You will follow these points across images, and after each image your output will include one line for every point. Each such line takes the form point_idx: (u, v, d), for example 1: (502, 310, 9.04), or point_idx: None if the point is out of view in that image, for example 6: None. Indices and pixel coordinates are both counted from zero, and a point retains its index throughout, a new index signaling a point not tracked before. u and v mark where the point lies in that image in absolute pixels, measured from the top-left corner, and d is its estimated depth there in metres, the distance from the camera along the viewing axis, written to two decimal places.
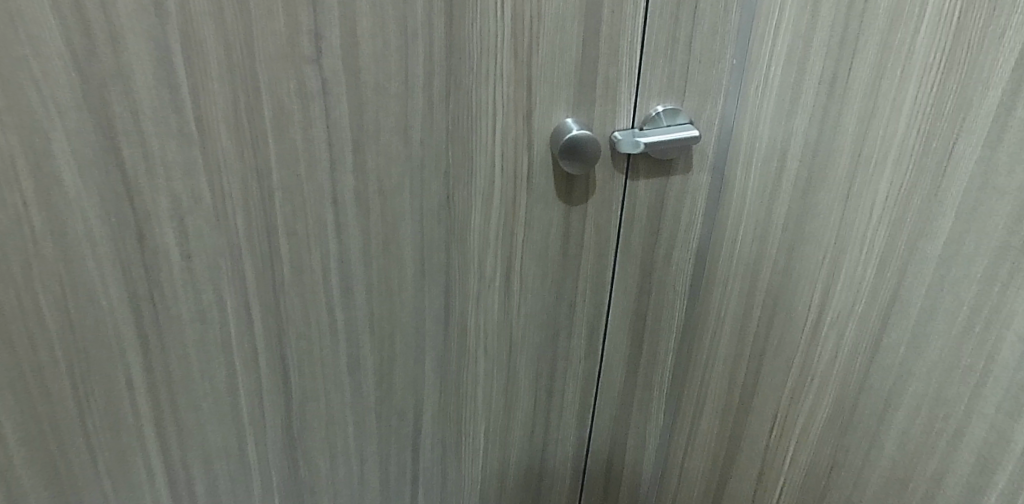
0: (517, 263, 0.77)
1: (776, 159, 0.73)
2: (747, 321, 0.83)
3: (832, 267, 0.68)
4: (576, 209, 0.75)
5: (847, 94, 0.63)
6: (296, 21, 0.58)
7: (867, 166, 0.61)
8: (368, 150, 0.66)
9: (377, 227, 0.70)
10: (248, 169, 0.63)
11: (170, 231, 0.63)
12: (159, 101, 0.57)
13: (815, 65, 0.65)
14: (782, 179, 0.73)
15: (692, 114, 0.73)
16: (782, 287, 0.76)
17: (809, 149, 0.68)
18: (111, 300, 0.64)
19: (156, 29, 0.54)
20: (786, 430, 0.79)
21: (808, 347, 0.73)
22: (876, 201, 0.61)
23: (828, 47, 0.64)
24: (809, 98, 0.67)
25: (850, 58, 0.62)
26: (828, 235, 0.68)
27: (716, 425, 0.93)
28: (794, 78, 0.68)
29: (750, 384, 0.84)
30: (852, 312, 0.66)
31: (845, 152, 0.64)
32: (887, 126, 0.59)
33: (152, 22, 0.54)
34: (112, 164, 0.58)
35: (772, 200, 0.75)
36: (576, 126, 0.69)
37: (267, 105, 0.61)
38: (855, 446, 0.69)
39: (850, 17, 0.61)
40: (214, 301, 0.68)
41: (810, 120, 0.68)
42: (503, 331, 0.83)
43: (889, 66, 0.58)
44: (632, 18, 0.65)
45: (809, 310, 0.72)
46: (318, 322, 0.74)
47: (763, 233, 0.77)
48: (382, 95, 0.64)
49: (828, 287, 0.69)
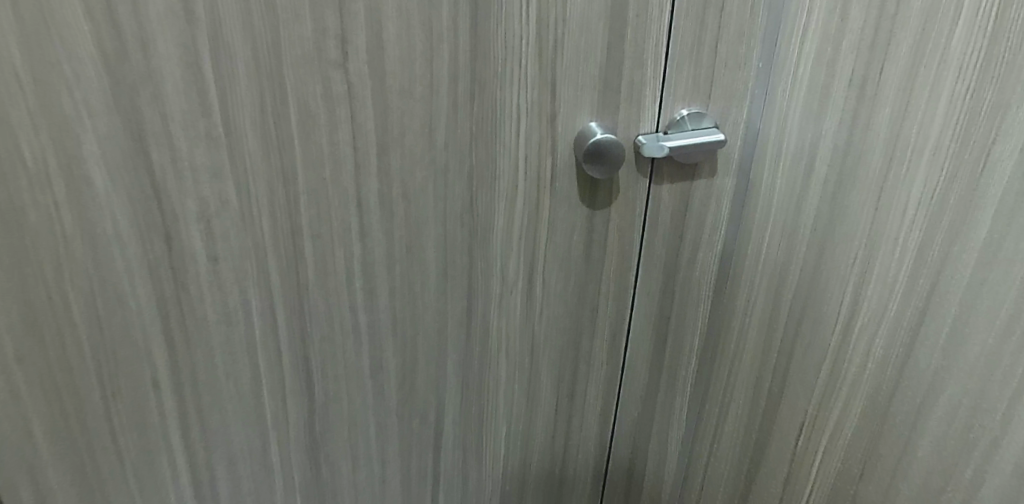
0: (540, 266, 0.77)
1: (805, 162, 0.72)
2: (774, 327, 0.82)
3: (862, 273, 0.67)
4: (599, 213, 0.75)
5: (878, 97, 0.62)
6: (323, 25, 0.58)
7: (899, 169, 0.61)
8: (392, 153, 0.66)
9: (401, 230, 0.71)
10: (274, 172, 0.63)
11: (197, 233, 0.64)
12: (188, 104, 0.58)
13: (845, 67, 0.65)
14: (810, 183, 0.72)
15: (718, 117, 0.71)
16: (811, 291, 0.75)
17: (839, 151, 0.68)
18: (138, 301, 0.65)
19: (185, 34, 0.55)
20: (814, 435, 0.78)
21: (838, 352, 0.72)
22: (908, 205, 0.60)
23: (859, 49, 0.63)
24: (839, 100, 0.67)
25: (881, 60, 0.61)
26: (859, 238, 0.67)
27: (741, 431, 0.92)
28: (823, 81, 0.68)
29: (776, 390, 0.84)
30: (884, 317, 0.65)
31: (876, 154, 0.63)
32: (920, 129, 0.58)
33: (182, 27, 0.54)
34: (141, 168, 0.59)
35: (800, 203, 0.74)
36: (601, 130, 0.69)
37: (293, 108, 0.61)
38: (887, 453, 0.68)
39: (881, 18, 0.60)
40: (239, 303, 0.69)
41: (839, 123, 0.67)
42: (525, 335, 0.82)
43: (921, 69, 0.57)
44: (658, 20, 0.64)
45: (839, 314, 0.71)
46: (341, 324, 0.74)
47: (791, 236, 0.76)
48: (407, 98, 0.64)
49: (858, 292, 0.68)
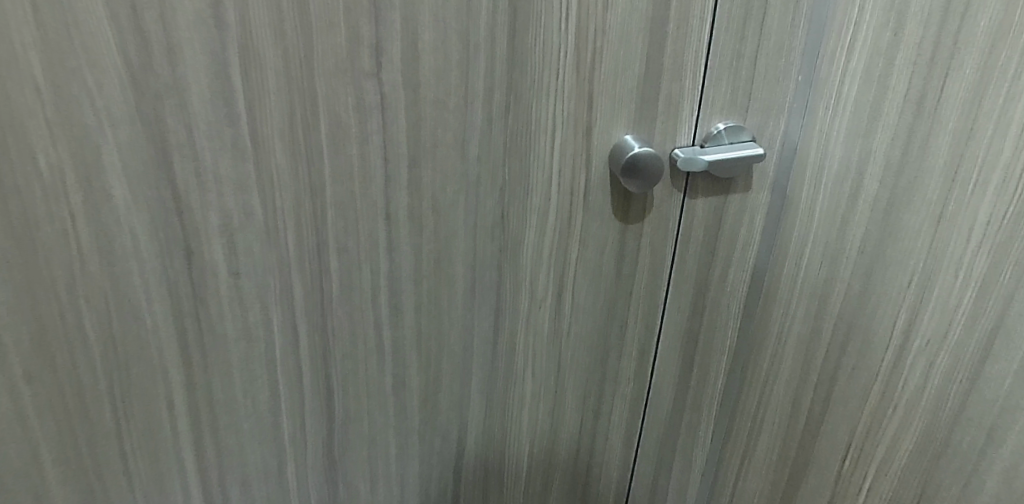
0: (569, 284, 0.74)
1: (851, 178, 0.73)
2: (817, 348, 0.84)
3: (925, 282, 0.71)
4: (632, 228, 0.72)
5: (938, 114, 0.65)
6: (357, 34, 0.57)
7: (968, 182, 0.65)
8: (424, 166, 0.65)
9: (429, 244, 0.68)
10: (302, 184, 0.62)
11: (219, 247, 0.62)
12: (215, 115, 0.56)
13: (900, 84, 0.67)
14: (857, 200, 0.74)
15: (755, 132, 0.69)
16: (861, 302, 0.77)
17: (893, 166, 0.70)
18: (154, 317, 0.62)
19: (214, 43, 0.53)
20: (875, 428, 0.81)
21: (899, 353, 0.76)
22: (978, 216, 0.65)
23: (916, 66, 0.65)
24: (891, 116, 0.69)
25: (943, 76, 0.64)
26: (919, 250, 0.71)
27: (779, 444, 0.92)
28: (873, 98, 0.69)
29: (823, 395, 0.85)
30: (953, 323, 0.69)
31: (939, 170, 0.67)
32: (992, 145, 0.62)
33: (211, 36, 0.53)
34: (163, 180, 0.57)
35: (845, 220, 0.75)
36: (637, 143, 0.66)
37: (323, 119, 0.60)
38: (970, 435, 0.71)
39: (942, 36, 0.63)
40: (260, 318, 0.67)
41: (892, 138, 0.69)
42: (551, 355, 0.80)
43: (991, 87, 0.61)
44: (697, 33, 0.63)
45: (898, 320, 0.75)
46: (364, 341, 0.72)
47: (835, 253, 0.77)
48: (440, 109, 0.62)
49: (921, 297, 0.72)
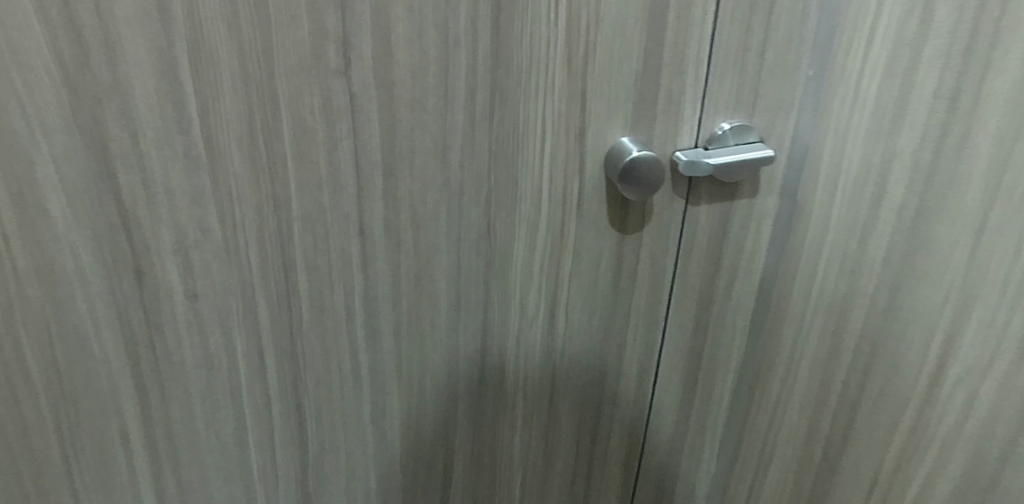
0: (562, 301, 0.68)
1: (872, 186, 0.68)
2: (835, 368, 0.77)
3: (959, 308, 0.63)
4: (630, 239, 0.66)
5: (973, 114, 0.57)
6: (322, 28, 0.51)
7: (1013, 192, 0.56)
8: (400, 174, 0.58)
9: (408, 260, 0.62)
10: (264, 196, 0.56)
11: (173, 267, 0.55)
12: (163, 120, 0.50)
13: (927, 79, 0.60)
14: (879, 208, 0.68)
15: (763, 132, 0.64)
16: (885, 323, 0.70)
17: (921, 172, 0.63)
18: (103, 345, 0.56)
19: (160, 39, 0.47)
20: (903, 467, 0.72)
21: (930, 387, 0.67)
22: None
23: (947, 59, 0.58)
24: (919, 116, 0.62)
25: (982, 73, 0.56)
26: (951, 269, 0.63)
27: (795, 469, 0.87)
28: (896, 96, 0.63)
29: (843, 423, 0.78)
30: (994, 357, 0.61)
31: (974, 178, 0.59)
32: None
33: (154, 30, 0.47)
34: (107, 193, 0.50)
35: (866, 230, 0.69)
36: (635, 146, 0.60)
37: (286, 123, 0.54)
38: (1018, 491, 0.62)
39: (979, 26, 0.55)
40: (223, 344, 0.61)
41: (920, 140, 0.62)
42: (543, 377, 0.73)
43: None
44: (700, 24, 0.57)
45: (926, 351, 0.67)
46: (339, 367, 0.65)
47: (856, 266, 0.71)
48: (417, 111, 0.56)
49: (954, 324, 0.64)
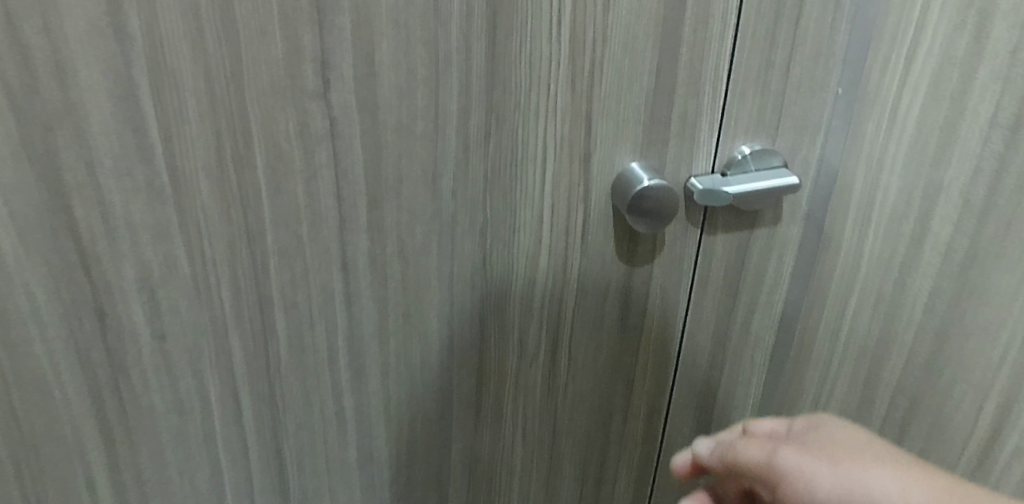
0: (565, 338, 0.63)
1: (917, 207, 0.67)
2: (882, 366, 0.78)
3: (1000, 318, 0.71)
4: (640, 272, 0.61)
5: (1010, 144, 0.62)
6: (297, 45, 0.46)
7: None
8: (387, 205, 0.53)
9: (396, 297, 0.57)
10: (237, 230, 0.51)
11: (138, 307, 0.50)
12: (122, 148, 0.44)
13: (983, 102, 0.61)
14: (928, 226, 0.68)
15: (786, 156, 0.58)
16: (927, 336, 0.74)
17: (962, 193, 0.66)
18: (64, 389, 0.50)
19: (115, 60, 0.42)
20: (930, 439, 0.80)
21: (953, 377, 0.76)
22: None
23: (1000, 82, 0.60)
24: (975, 137, 0.63)
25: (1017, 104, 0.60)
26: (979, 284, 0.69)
27: None
28: (945, 118, 0.63)
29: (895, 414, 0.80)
30: None
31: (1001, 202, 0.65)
32: None
33: (110, 48, 0.41)
34: (62, 227, 0.45)
35: (913, 248, 0.70)
36: (646, 173, 0.55)
37: (260, 151, 0.48)
38: None
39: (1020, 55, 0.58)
40: (194, 387, 0.55)
41: (965, 161, 0.64)
42: (544, 419, 0.68)
43: None
44: (719, 38, 0.52)
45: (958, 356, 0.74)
46: (321, 411, 0.60)
47: (903, 283, 0.72)
48: (405, 136, 0.51)
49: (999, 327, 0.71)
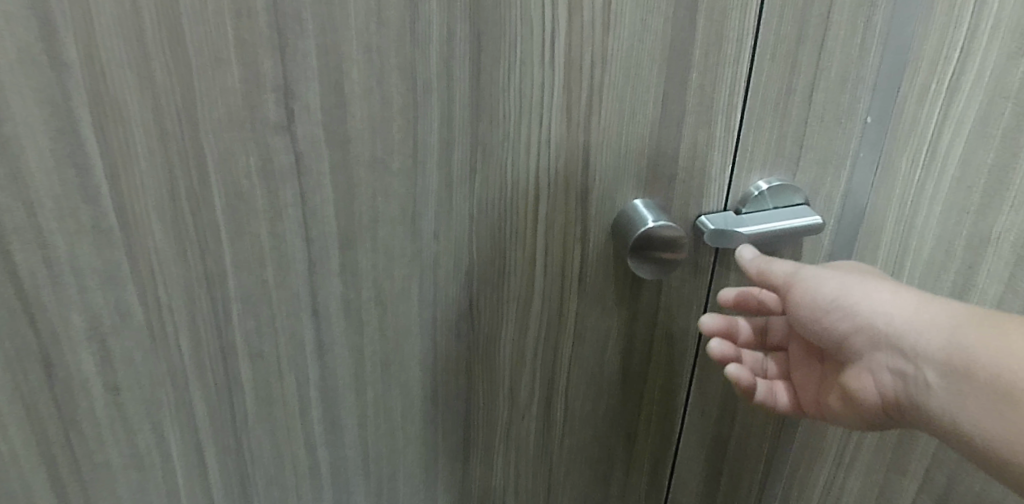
0: (562, 387, 0.58)
1: None
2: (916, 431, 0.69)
3: None
4: (643, 315, 0.56)
5: None
6: (256, 72, 0.40)
7: None
8: (361, 247, 0.48)
9: (374, 345, 0.52)
10: (195, 275, 0.44)
11: (89, 360, 0.44)
12: (64, 186, 0.39)
13: None
14: None
15: (808, 192, 0.53)
16: None
17: None
18: (12, 449, 0.45)
19: (53, 88, 0.36)
20: None
21: None
22: None
23: None
24: None
25: None
26: None
27: None
28: None
29: None
30: None
31: None
32: None
33: (46, 76, 0.36)
34: (0, 274, 0.39)
35: None
36: (650, 212, 0.49)
37: (217, 190, 0.42)
38: None
39: None
40: (154, 446, 0.49)
41: None
42: (539, 472, 0.63)
43: None
44: (734, 63, 0.46)
45: None
46: (293, 466, 0.55)
47: None
48: (379, 172, 0.46)
49: None
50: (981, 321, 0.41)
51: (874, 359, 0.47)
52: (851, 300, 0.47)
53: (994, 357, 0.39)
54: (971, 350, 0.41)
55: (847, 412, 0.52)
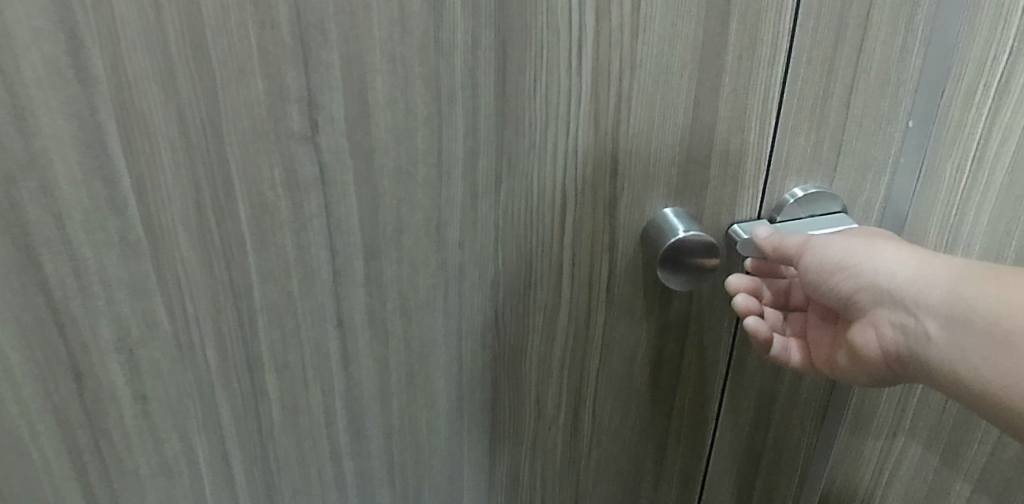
0: (590, 400, 0.57)
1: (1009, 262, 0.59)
2: (960, 447, 0.68)
3: None
4: (673, 326, 0.54)
5: None
6: (279, 83, 0.39)
7: None
8: (387, 257, 0.47)
9: (399, 355, 0.51)
10: (221, 286, 0.44)
11: (118, 370, 0.44)
12: (91, 200, 0.39)
13: None
14: None
15: (844, 199, 0.52)
16: None
17: None
18: (44, 454, 0.45)
19: (79, 103, 0.36)
20: None
21: None
22: None
23: None
24: None
25: None
26: None
27: None
28: None
29: None
30: None
31: None
32: None
33: (72, 91, 0.36)
34: (31, 285, 0.39)
35: None
36: (681, 221, 0.48)
37: (242, 202, 0.42)
38: None
39: None
40: (181, 454, 0.49)
41: None
42: (566, 484, 0.62)
43: None
44: (768, 67, 0.45)
45: None
46: (319, 476, 0.55)
47: None
48: (404, 182, 0.45)
49: None
50: (981, 277, 0.42)
51: (878, 315, 0.47)
52: (856, 259, 0.47)
53: (996, 305, 0.40)
54: (975, 303, 0.41)
55: (856, 372, 0.51)
